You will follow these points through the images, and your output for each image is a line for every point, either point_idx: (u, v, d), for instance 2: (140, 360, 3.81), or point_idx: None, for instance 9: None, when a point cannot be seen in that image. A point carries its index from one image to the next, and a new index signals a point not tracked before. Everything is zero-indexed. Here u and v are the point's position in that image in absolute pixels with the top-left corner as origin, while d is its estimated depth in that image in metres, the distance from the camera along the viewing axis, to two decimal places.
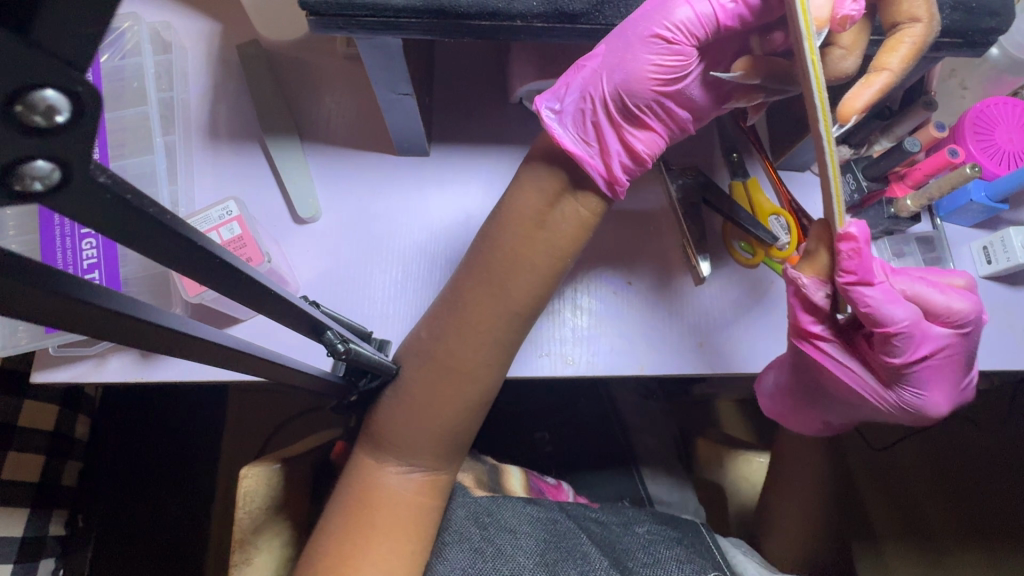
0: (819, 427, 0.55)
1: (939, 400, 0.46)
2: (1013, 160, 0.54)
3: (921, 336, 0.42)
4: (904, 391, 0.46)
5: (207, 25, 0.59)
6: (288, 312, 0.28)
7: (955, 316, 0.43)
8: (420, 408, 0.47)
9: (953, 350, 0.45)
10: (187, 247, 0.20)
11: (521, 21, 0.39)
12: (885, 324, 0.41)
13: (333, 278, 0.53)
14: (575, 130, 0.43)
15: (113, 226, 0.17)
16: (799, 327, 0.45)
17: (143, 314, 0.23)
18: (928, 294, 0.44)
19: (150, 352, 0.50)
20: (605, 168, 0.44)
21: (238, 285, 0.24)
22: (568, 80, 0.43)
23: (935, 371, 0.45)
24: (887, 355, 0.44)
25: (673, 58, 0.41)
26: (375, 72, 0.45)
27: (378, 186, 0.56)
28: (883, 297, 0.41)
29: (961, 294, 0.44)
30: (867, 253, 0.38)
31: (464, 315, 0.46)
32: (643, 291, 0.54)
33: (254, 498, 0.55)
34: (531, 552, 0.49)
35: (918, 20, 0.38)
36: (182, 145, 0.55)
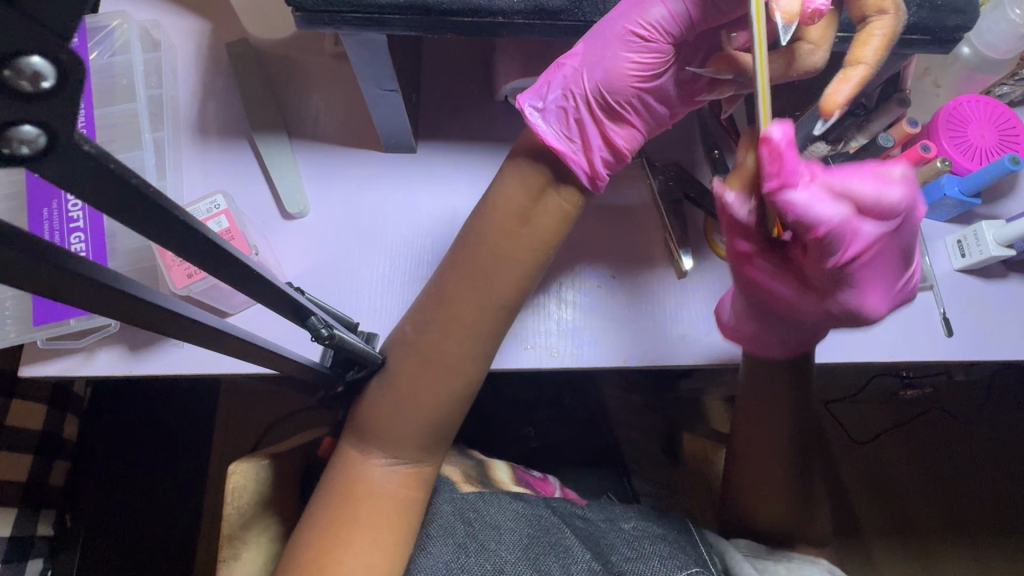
0: (778, 350, 0.54)
1: (874, 301, 0.46)
2: (985, 156, 0.55)
3: (850, 235, 0.41)
4: (840, 291, 0.45)
5: (196, 23, 0.59)
6: (271, 295, 0.29)
7: (892, 209, 0.41)
8: (405, 400, 0.48)
9: (880, 247, 0.43)
10: (172, 222, 0.21)
11: (502, 17, 0.40)
12: (816, 227, 0.40)
13: (320, 271, 0.54)
14: (558, 127, 0.44)
15: (98, 195, 0.18)
16: (736, 253, 0.45)
17: (134, 290, 0.23)
18: (866, 189, 0.40)
19: (139, 345, 0.50)
20: (588, 163, 0.44)
21: (221, 263, 0.24)
22: (550, 78, 0.43)
23: (868, 267, 0.44)
24: (824, 260, 0.42)
25: (649, 55, 0.42)
26: (361, 68, 0.45)
27: (364, 181, 0.57)
28: (809, 198, 0.39)
29: (896, 181, 0.41)
30: (791, 155, 0.36)
31: (449, 307, 0.47)
32: (626, 285, 0.55)
33: (242, 494, 0.56)
34: (514, 545, 0.49)
35: (885, 12, 0.39)
36: (170, 141, 0.55)
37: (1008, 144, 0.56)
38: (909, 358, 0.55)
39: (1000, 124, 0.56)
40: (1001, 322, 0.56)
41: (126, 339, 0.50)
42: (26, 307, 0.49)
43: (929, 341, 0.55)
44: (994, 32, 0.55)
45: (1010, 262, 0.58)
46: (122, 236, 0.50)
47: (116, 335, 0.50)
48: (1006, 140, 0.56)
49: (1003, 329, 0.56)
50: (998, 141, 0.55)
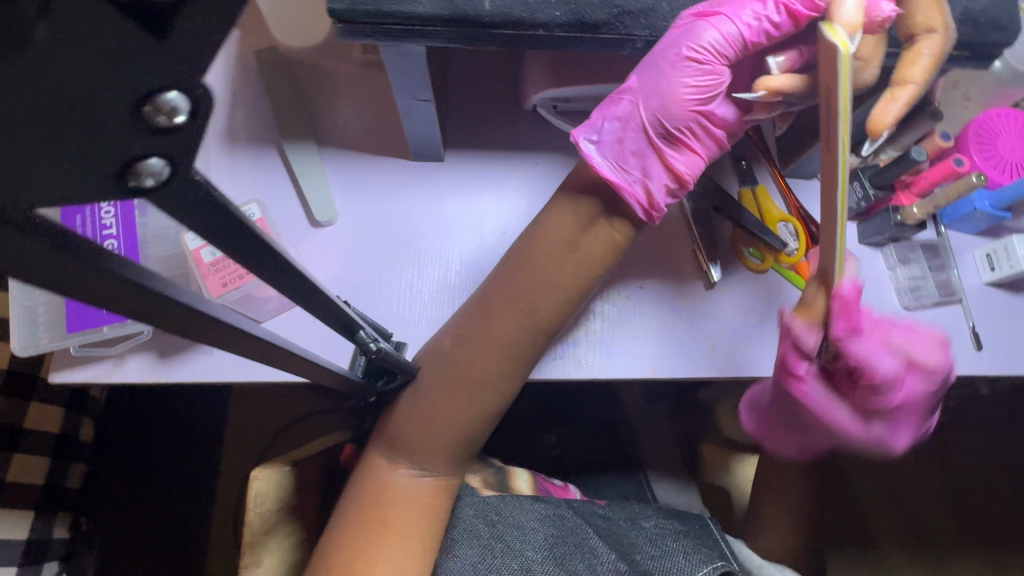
0: (794, 452, 0.55)
1: (901, 439, 0.47)
2: (1015, 170, 0.55)
3: (900, 386, 0.44)
4: (876, 426, 0.47)
5: (225, 31, 0.60)
6: (322, 310, 0.29)
7: (936, 371, 0.44)
8: (439, 409, 0.47)
9: (924, 399, 0.46)
10: (242, 237, 0.21)
11: (543, 30, 0.40)
12: (871, 378, 0.43)
13: (350, 280, 0.54)
14: (616, 160, 0.43)
15: (200, 217, 0.19)
16: (785, 368, 0.45)
17: (198, 304, 0.24)
18: (917, 354, 0.44)
19: (169, 352, 0.50)
20: (648, 195, 0.43)
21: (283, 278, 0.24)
22: (605, 112, 0.43)
23: (905, 412, 0.46)
24: (875, 402, 0.45)
25: (706, 79, 0.41)
26: (396, 78, 0.46)
27: (395, 189, 0.57)
28: (870, 351, 0.42)
29: (942, 351, 0.44)
30: (855, 308, 0.40)
31: (482, 315, 0.47)
32: (655, 295, 0.55)
33: (265, 499, 0.55)
34: (539, 545, 0.49)
35: (933, 31, 0.39)
36: (201, 149, 0.56)
37: None
38: None
39: None
40: None
41: (156, 346, 0.50)
42: (58, 314, 0.49)
43: (958, 355, 0.55)
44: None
45: None
46: (155, 243, 0.50)
47: (147, 342, 0.50)
48: None
49: None
50: None
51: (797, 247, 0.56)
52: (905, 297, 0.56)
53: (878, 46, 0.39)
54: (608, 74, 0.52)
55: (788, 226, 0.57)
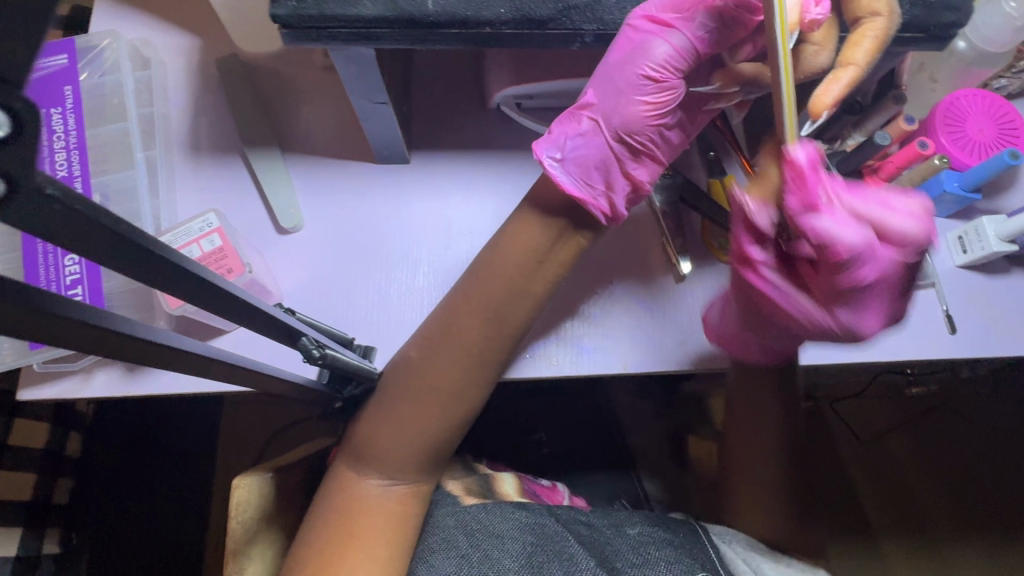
0: (758, 352, 0.54)
1: (869, 321, 0.46)
2: (984, 150, 0.55)
3: (871, 256, 0.42)
4: (842, 310, 0.45)
5: (187, 40, 0.59)
6: (256, 317, 0.29)
7: (905, 239, 0.43)
8: (406, 414, 0.47)
9: (895, 276, 0.44)
10: (129, 245, 0.21)
11: (490, 28, 0.39)
12: (838, 251, 0.41)
13: (316, 287, 0.53)
14: (579, 176, 0.43)
15: (71, 230, 0.19)
16: (743, 255, 0.45)
17: (96, 319, 0.23)
18: (883, 217, 0.42)
19: (135, 366, 0.50)
20: (615, 207, 0.44)
21: (192, 284, 0.25)
22: (566, 131, 0.42)
23: (873, 292, 0.45)
24: (842, 282, 0.43)
25: (662, 94, 0.42)
26: (350, 83, 0.45)
27: (360, 193, 0.56)
28: (834, 223, 0.40)
29: (910, 215, 0.43)
30: (813, 175, 0.39)
31: (448, 324, 0.46)
32: (624, 291, 0.55)
33: (247, 508, 0.55)
34: (517, 554, 0.49)
35: (879, 14, 0.39)
36: (163, 160, 0.55)
37: (1006, 138, 0.55)
38: (914, 356, 0.54)
39: (998, 118, 0.55)
40: (1006, 319, 0.55)
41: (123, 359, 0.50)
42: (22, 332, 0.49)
43: (933, 339, 0.54)
44: (990, 24, 0.54)
45: (1013, 257, 0.57)
46: None
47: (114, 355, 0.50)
48: (1004, 135, 0.55)
49: (1007, 326, 0.55)
50: (996, 135, 0.55)
51: None
52: None
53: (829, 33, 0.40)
54: (567, 70, 0.52)
55: None
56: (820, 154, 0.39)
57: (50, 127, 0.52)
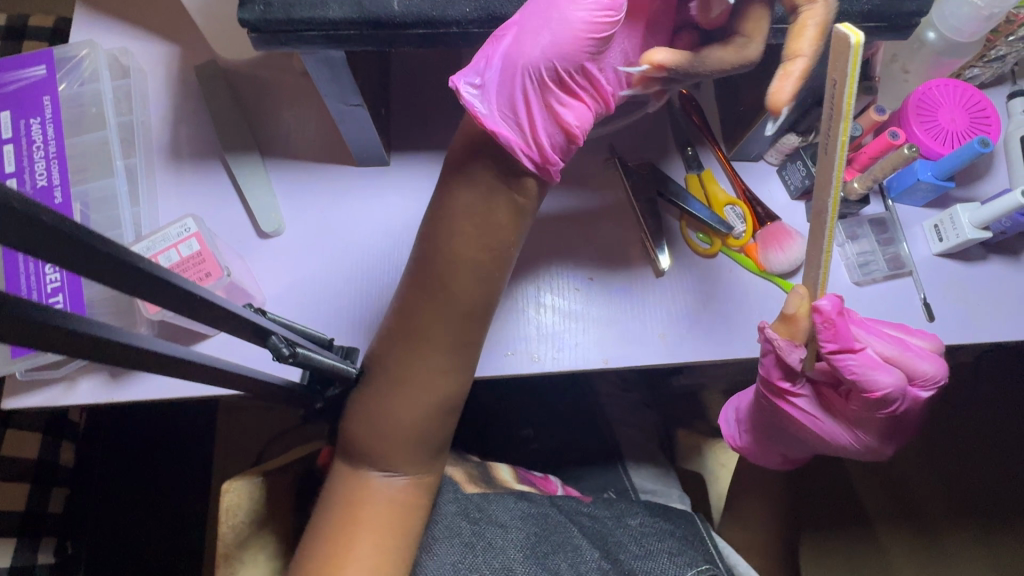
0: (778, 461, 0.60)
1: (886, 446, 0.53)
2: (956, 139, 0.55)
3: (900, 397, 0.48)
4: (864, 438, 0.52)
5: (166, 48, 0.60)
6: (214, 313, 0.30)
7: (926, 379, 0.49)
8: (392, 415, 0.47)
9: (913, 408, 0.50)
10: (73, 242, 0.21)
11: (457, 27, 0.39)
12: (871, 385, 0.46)
13: (298, 289, 0.54)
14: (497, 107, 0.40)
15: (19, 230, 0.20)
16: (776, 388, 0.50)
17: (60, 321, 0.23)
18: (909, 358, 0.48)
19: (118, 373, 0.50)
20: (532, 147, 0.41)
21: (143, 280, 0.25)
22: (488, 52, 0.39)
23: (892, 424, 0.51)
24: (872, 407, 0.49)
25: (599, 23, 0.40)
26: (324, 86, 0.46)
27: (341, 196, 0.57)
28: (868, 365, 0.46)
29: (927, 355, 0.49)
30: (842, 323, 0.44)
31: (403, 321, 0.46)
32: (606, 287, 0.55)
33: (237, 512, 0.57)
34: (521, 544, 0.50)
35: (815, 1, 0.38)
36: (144, 167, 0.56)
37: (978, 126, 0.55)
38: None
39: (969, 108, 0.56)
40: (985, 305, 0.56)
41: (106, 367, 0.50)
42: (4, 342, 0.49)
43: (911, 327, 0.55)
44: (957, 16, 0.53)
45: (989, 243, 0.58)
46: None
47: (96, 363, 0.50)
48: (976, 123, 0.56)
49: (985, 311, 0.56)
50: (968, 124, 0.55)
51: (744, 229, 0.56)
52: (854, 273, 0.56)
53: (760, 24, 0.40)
54: None
55: (735, 209, 0.57)
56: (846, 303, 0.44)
57: (30, 138, 0.53)
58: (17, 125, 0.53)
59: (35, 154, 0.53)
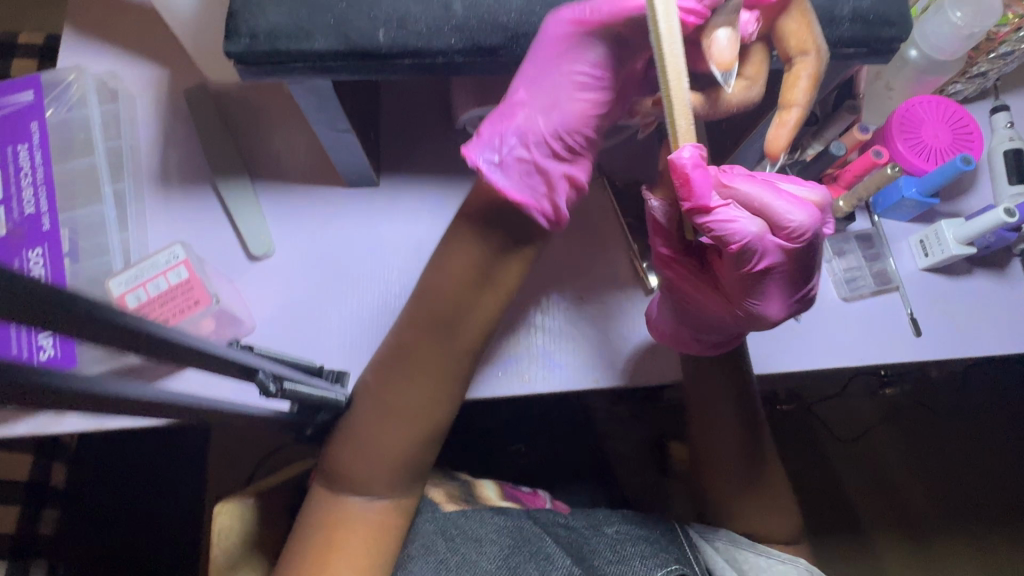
0: (700, 347, 0.51)
1: (776, 307, 0.43)
2: (940, 155, 0.56)
3: (754, 249, 0.39)
4: (748, 302, 0.43)
5: (154, 72, 0.60)
6: (208, 359, 0.29)
7: (796, 232, 0.39)
8: (378, 438, 0.47)
9: (788, 262, 0.41)
10: (65, 309, 0.20)
11: (442, 57, 0.39)
12: (724, 240, 0.39)
13: (288, 313, 0.54)
14: (517, 180, 0.41)
15: (24, 312, 0.19)
16: (659, 255, 0.45)
17: (60, 382, 0.22)
18: (774, 204, 0.39)
19: (107, 400, 0.50)
20: (557, 210, 0.42)
21: (140, 337, 0.24)
22: (500, 130, 0.40)
23: (772, 278, 0.42)
24: (734, 268, 0.41)
25: (599, 94, 0.42)
26: (312, 113, 0.46)
27: (330, 218, 0.57)
28: (723, 215, 0.38)
29: (803, 205, 0.39)
30: (699, 173, 0.35)
31: (402, 349, 0.47)
32: (596, 306, 0.55)
33: (229, 535, 0.57)
34: (494, 556, 0.49)
35: (808, 52, 0.38)
36: (132, 192, 0.56)
37: (961, 142, 0.56)
38: (880, 360, 0.55)
39: (954, 125, 0.56)
40: (971, 319, 0.56)
41: (96, 394, 0.50)
42: None
43: (898, 342, 0.55)
44: (938, 35, 0.53)
45: (974, 258, 0.58)
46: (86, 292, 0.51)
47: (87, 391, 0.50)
48: (959, 140, 0.56)
49: (971, 325, 0.56)
50: (951, 140, 0.56)
51: None
52: (842, 289, 0.56)
53: (758, 62, 0.39)
54: None
55: None
56: (705, 151, 0.35)
57: (18, 166, 0.53)
58: (5, 151, 0.53)
59: (22, 181, 0.53)
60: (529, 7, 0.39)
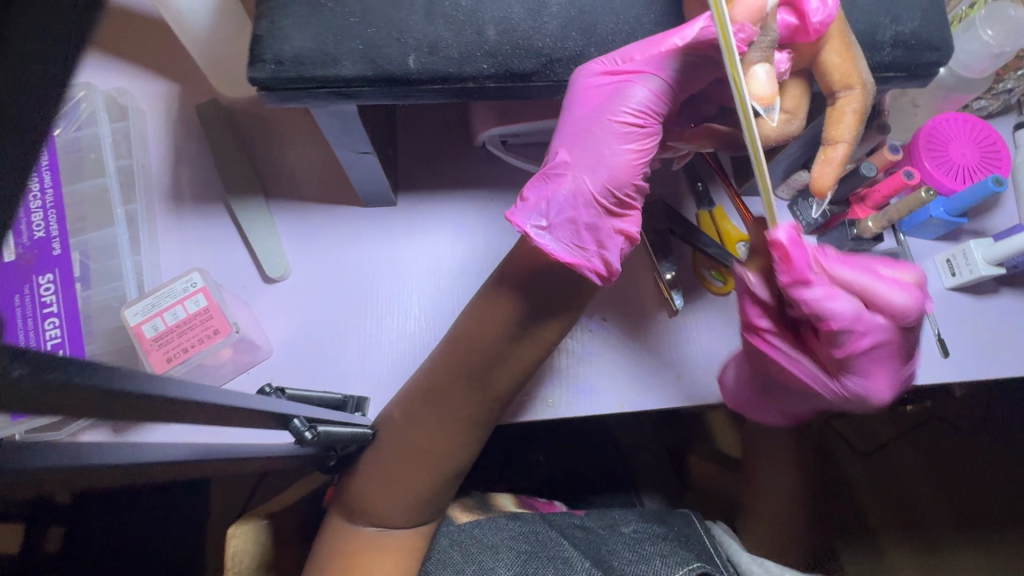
0: (774, 410, 0.54)
1: (880, 386, 0.44)
2: (968, 174, 0.55)
3: (861, 327, 0.41)
4: (848, 377, 0.44)
5: (165, 86, 0.58)
6: (249, 415, 0.28)
7: (897, 312, 0.42)
8: (401, 469, 0.47)
9: (893, 341, 0.43)
10: (121, 396, 0.18)
11: (473, 83, 0.38)
12: (828, 318, 0.41)
13: (306, 337, 0.52)
14: (567, 242, 0.39)
15: (82, 410, 0.17)
16: (749, 322, 0.44)
17: (108, 463, 0.21)
18: (876, 287, 0.42)
19: (123, 429, 0.49)
20: (609, 266, 0.40)
21: (186, 409, 0.22)
22: (546, 194, 0.39)
23: (873, 356, 0.43)
24: (837, 348, 0.43)
25: (644, 142, 0.40)
26: (333, 135, 0.45)
27: (348, 238, 0.56)
28: (825, 292, 0.40)
29: (903, 287, 0.42)
30: (799, 251, 0.38)
31: (432, 391, 0.46)
32: (621, 329, 0.54)
33: (243, 558, 0.53)
34: (511, 563, 0.47)
35: (853, 88, 0.38)
36: (144, 213, 0.54)
37: (989, 161, 0.55)
38: None
39: (981, 143, 0.55)
40: (999, 340, 0.56)
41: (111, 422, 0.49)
42: None
43: (927, 365, 0.55)
44: (968, 54, 0.52)
45: (1001, 277, 0.58)
46: (98, 317, 0.50)
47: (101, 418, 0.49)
48: (986, 158, 0.56)
49: (999, 346, 0.56)
50: (979, 159, 0.55)
51: None
52: None
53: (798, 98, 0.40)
54: (552, 111, 0.51)
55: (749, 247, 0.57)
56: (801, 231, 0.38)
57: None
58: None
59: (32, 204, 0.51)
60: (563, 33, 0.39)
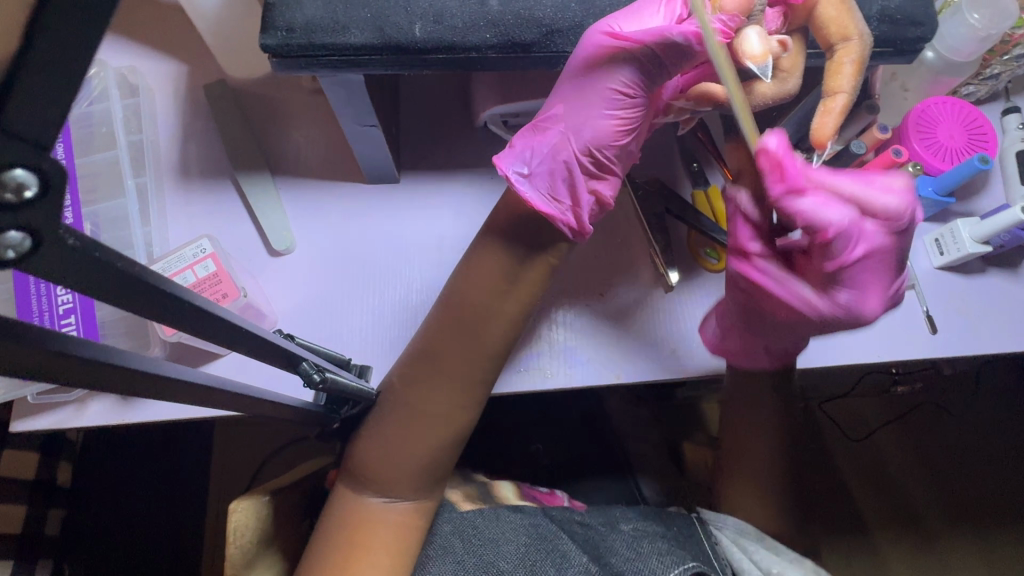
0: (764, 359, 0.55)
1: (872, 302, 0.46)
2: (955, 155, 0.57)
3: (855, 232, 0.43)
4: (839, 291, 0.46)
5: (174, 67, 0.60)
6: (255, 342, 0.29)
7: (890, 214, 0.44)
8: (404, 437, 0.48)
9: (888, 251, 0.45)
10: (141, 285, 0.21)
11: (476, 53, 0.39)
12: (822, 227, 0.43)
13: (310, 308, 0.54)
14: (544, 194, 0.42)
15: (105, 286, 0.20)
16: (739, 247, 0.48)
17: (130, 362, 0.24)
18: (867, 193, 0.44)
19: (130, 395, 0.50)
20: (580, 220, 0.43)
21: (199, 318, 0.25)
22: (531, 142, 0.41)
23: (866, 269, 0.45)
24: (826, 257, 0.45)
25: (631, 111, 0.42)
26: (337, 106, 0.46)
27: (352, 214, 0.57)
28: (817, 204, 0.43)
29: (896, 190, 0.44)
30: (789, 161, 0.42)
31: (430, 352, 0.47)
32: (617, 303, 0.56)
33: (245, 531, 0.54)
34: (511, 555, 0.49)
35: (850, 38, 0.40)
36: (154, 187, 0.55)
37: (976, 143, 0.57)
38: (897, 357, 0.56)
39: (968, 126, 0.57)
40: (987, 319, 0.57)
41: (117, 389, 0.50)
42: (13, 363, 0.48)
43: (915, 339, 0.56)
44: (955, 36, 0.54)
45: (988, 257, 0.59)
46: None
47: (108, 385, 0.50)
48: (974, 140, 0.57)
49: (987, 325, 0.57)
50: (967, 141, 0.57)
51: None
52: None
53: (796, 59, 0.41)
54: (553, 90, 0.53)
55: None
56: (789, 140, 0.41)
57: None
58: None
59: None
60: (563, 5, 0.41)
